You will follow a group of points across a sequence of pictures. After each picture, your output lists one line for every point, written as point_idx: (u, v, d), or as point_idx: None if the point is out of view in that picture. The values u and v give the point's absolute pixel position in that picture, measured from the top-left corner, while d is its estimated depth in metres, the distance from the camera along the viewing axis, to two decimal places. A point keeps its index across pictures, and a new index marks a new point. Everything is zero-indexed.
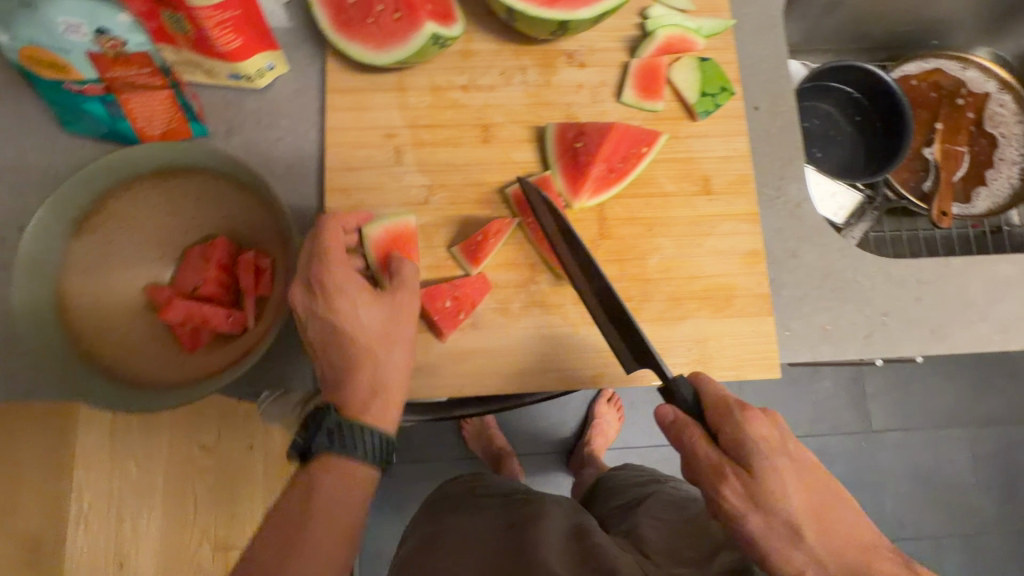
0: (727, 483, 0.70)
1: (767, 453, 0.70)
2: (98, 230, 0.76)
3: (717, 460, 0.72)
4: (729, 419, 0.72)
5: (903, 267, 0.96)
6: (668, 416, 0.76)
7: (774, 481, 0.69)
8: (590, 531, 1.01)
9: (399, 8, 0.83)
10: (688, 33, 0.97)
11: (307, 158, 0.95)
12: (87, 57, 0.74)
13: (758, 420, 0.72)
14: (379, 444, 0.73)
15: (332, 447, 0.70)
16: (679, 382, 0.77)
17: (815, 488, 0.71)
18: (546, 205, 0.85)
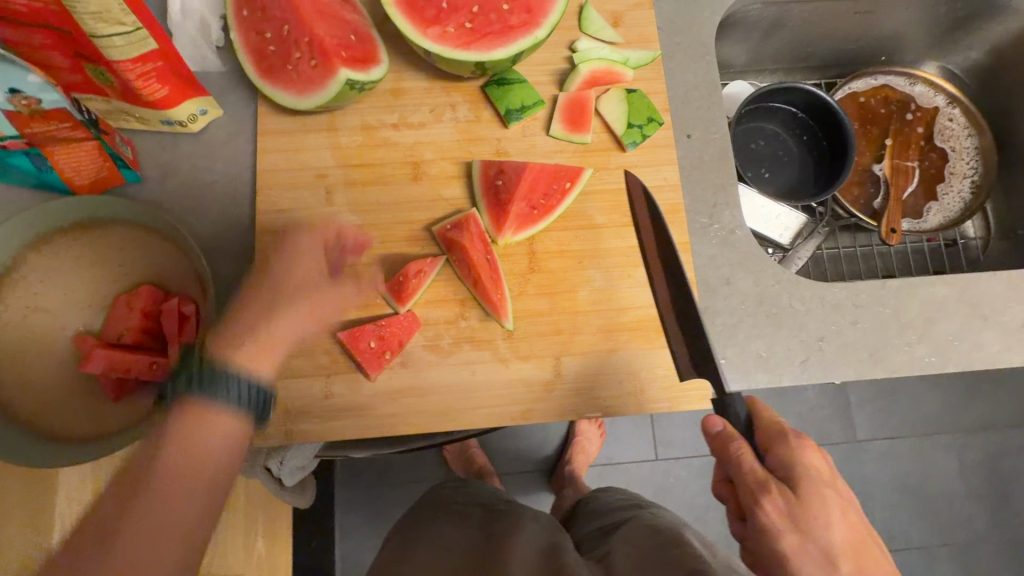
0: (768, 495, 0.68)
1: (816, 478, 0.69)
2: (19, 285, 0.78)
3: (762, 471, 0.69)
4: (781, 440, 0.71)
5: (838, 291, 0.96)
6: (715, 427, 0.74)
7: (822, 510, 0.67)
8: (555, 562, 0.91)
9: (316, 57, 0.85)
10: (615, 65, 0.98)
11: (240, 200, 0.95)
12: (3, 115, 0.73)
13: (813, 449, 0.71)
14: (242, 387, 0.67)
15: (192, 389, 0.65)
16: (734, 397, 0.76)
17: (852, 526, 0.69)
18: (644, 200, 0.89)
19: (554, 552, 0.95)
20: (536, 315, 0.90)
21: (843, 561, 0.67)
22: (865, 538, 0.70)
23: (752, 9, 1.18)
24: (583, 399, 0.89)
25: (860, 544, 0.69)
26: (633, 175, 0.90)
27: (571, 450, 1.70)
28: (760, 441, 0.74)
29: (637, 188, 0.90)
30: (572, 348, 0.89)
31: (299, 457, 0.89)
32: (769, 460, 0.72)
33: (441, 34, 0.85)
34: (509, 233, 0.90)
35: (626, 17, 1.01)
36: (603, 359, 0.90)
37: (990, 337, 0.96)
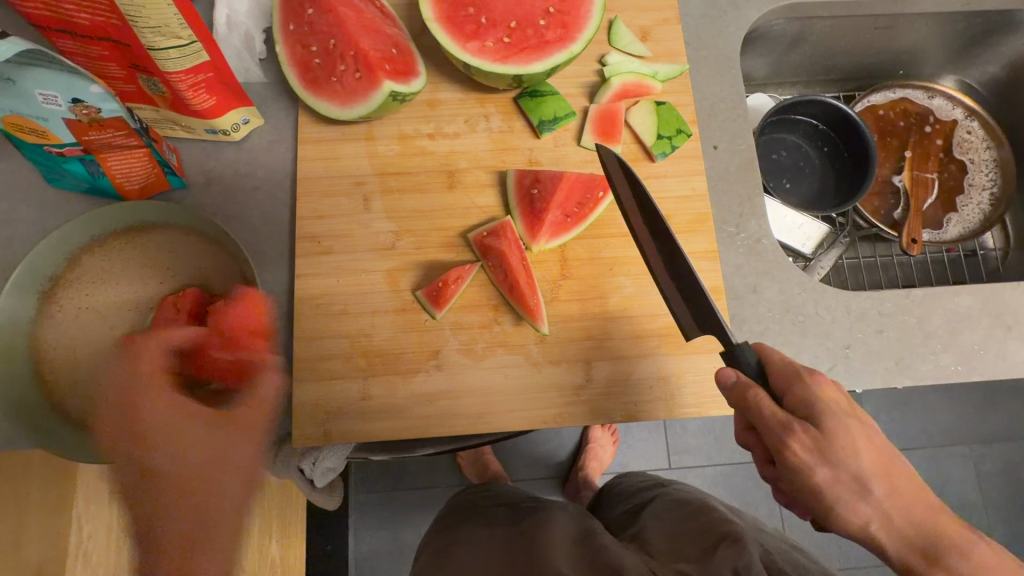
0: (793, 436, 0.69)
1: (835, 410, 0.70)
2: (72, 286, 0.81)
3: (783, 415, 0.70)
4: (797, 381, 0.73)
5: (864, 300, 0.98)
6: (730, 379, 0.76)
7: (844, 437, 0.68)
8: (594, 542, 0.96)
9: (360, 69, 0.89)
10: (644, 78, 1.00)
11: (280, 206, 0.98)
12: (64, 122, 0.78)
13: (825, 382, 0.72)
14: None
15: None
16: (742, 348, 0.78)
17: (883, 450, 0.70)
18: (618, 163, 0.85)
19: (589, 539, 0.98)
20: (567, 320, 0.92)
21: (878, 486, 0.68)
22: (897, 460, 0.70)
23: (775, 24, 1.21)
24: (613, 404, 0.90)
25: (902, 479, 0.69)
26: (608, 150, 0.85)
27: (585, 457, 1.71)
28: (775, 385, 0.75)
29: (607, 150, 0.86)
30: (602, 353, 0.91)
31: (333, 458, 0.90)
32: (787, 402, 0.73)
33: (481, 47, 0.89)
34: (543, 241, 0.93)
35: (654, 32, 1.04)
36: (633, 364, 0.91)
37: (1013, 347, 0.97)
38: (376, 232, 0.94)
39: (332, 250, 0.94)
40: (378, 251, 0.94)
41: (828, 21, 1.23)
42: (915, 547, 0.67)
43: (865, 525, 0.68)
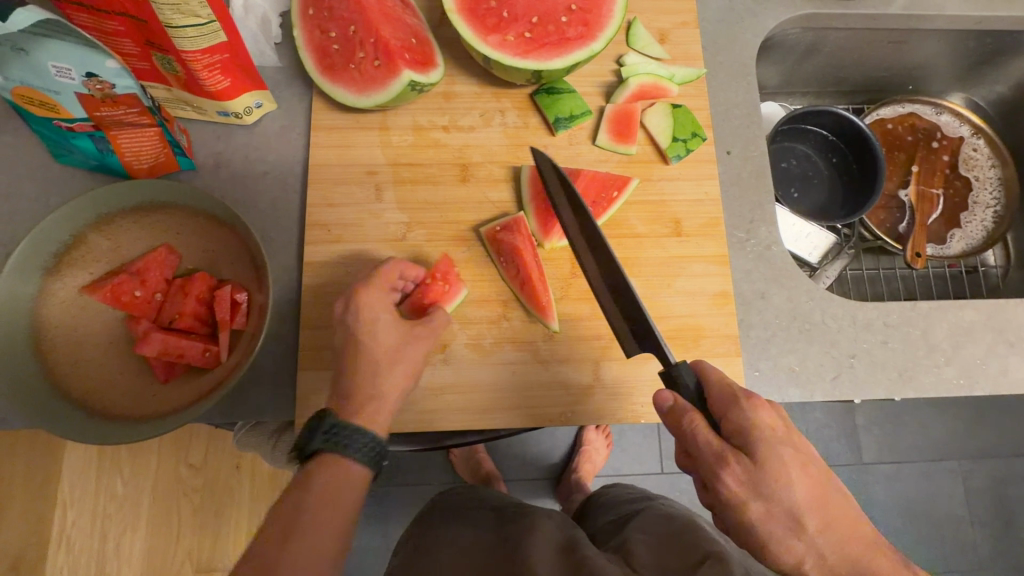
0: (726, 468, 0.69)
1: (770, 436, 0.69)
2: (76, 264, 0.80)
3: (716, 444, 0.70)
4: (734, 406, 0.72)
5: (870, 310, 0.99)
6: (667, 402, 0.75)
7: (776, 468, 0.68)
8: (577, 552, 0.96)
9: (379, 57, 0.88)
10: (661, 80, 1.00)
11: (290, 193, 0.97)
12: (76, 96, 0.77)
13: (764, 407, 0.71)
14: (355, 434, 0.73)
15: (330, 445, 0.72)
16: (680, 367, 0.77)
17: (816, 478, 0.70)
18: (552, 169, 0.88)
19: (573, 549, 0.98)
20: (576, 319, 0.92)
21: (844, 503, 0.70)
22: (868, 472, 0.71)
23: (790, 33, 1.21)
24: (618, 405, 0.90)
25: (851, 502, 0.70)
26: (541, 154, 0.88)
27: (579, 458, 1.71)
28: (713, 409, 0.74)
29: (543, 160, 0.89)
30: (610, 353, 0.91)
31: None
32: (724, 429, 0.72)
33: (501, 41, 0.88)
34: (556, 237, 0.93)
35: (672, 35, 1.04)
36: (640, 366, 0.91)
37: (1015, 363, 0.98)
38: (386, 223, 0.93)
39: (342, 239, 0.93)
40: (388, 241, 0.93)
41: (843, 33, 1.23)
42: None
43: (799, 564, 0.69)
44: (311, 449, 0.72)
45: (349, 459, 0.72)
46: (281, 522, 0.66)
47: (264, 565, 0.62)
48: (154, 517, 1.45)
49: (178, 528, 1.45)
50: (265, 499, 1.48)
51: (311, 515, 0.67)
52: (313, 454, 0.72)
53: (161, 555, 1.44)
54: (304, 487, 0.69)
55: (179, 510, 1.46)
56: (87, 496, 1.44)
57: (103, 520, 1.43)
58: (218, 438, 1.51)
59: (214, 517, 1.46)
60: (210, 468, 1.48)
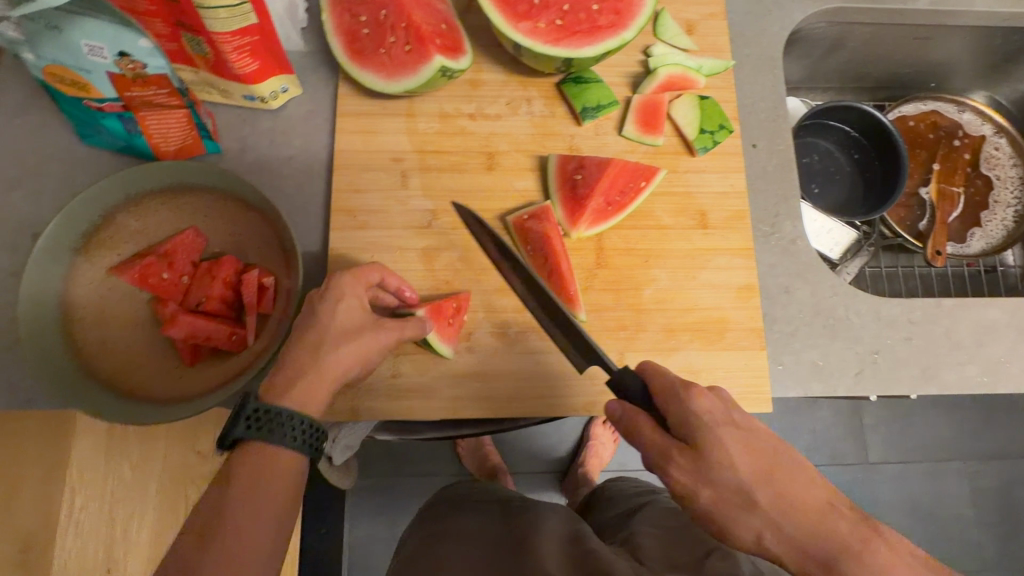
0: (673, 463, 0.68)
1: (708, 421, 0.68)
2: (105, 244, 0.80)
3: (661, 441, 0.70)
4: (673, 398, 0.70)
5: (894, 307, 0.98)
6: (617, 410, 0.74)
7: (719, 453, 0.67)
8: (585, 546, 0.97)
9: (411, 42, 0.87)
10: (690, 71, 1.00)
11: (315, 178, 0.96)
12: (107, 76, 0.76)
13: (704, 393, 0.70)
14: (280, 418, 0.66)
15: (255, 434, 0.65)
16: (622, 374, 0.76)
17: (764, 454, 0.67)
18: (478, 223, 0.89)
19: (580, 542, 0.98)
20: (601, 309, 0.91)
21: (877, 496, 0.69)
22: None
23: (816, 27, 1.20)
24: None
25: None
26: (462, 206, 0.89)
27: (587, 452, 1.70)
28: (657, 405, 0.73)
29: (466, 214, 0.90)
30: (634, 345, 0.91)
31: (352, 435, 0.90)
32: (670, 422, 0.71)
33: (533, 28, 0.87)
34: (582, 228, 0.92)
35: (700, 26, 1.03)
36: (663, 358, 0.91)
37: None
38: (412, 211, 0.93)
39: (368, 225, 0.93)
40: (413, 228, 0.93)
41: (869, 28, 1.22)
42: (817, 560, 0.64)
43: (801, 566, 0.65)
44: (232, 438, 0.65)
45: (279, 446, 0.66)
46: (205, 518, 0.62)
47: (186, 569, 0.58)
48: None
49: None
50: None
51: (242, 509, 0.62)
52: (234, 442, 0.66)
53: None
54: (228, 482, 0.64)
55: None
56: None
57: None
58: None
59: None
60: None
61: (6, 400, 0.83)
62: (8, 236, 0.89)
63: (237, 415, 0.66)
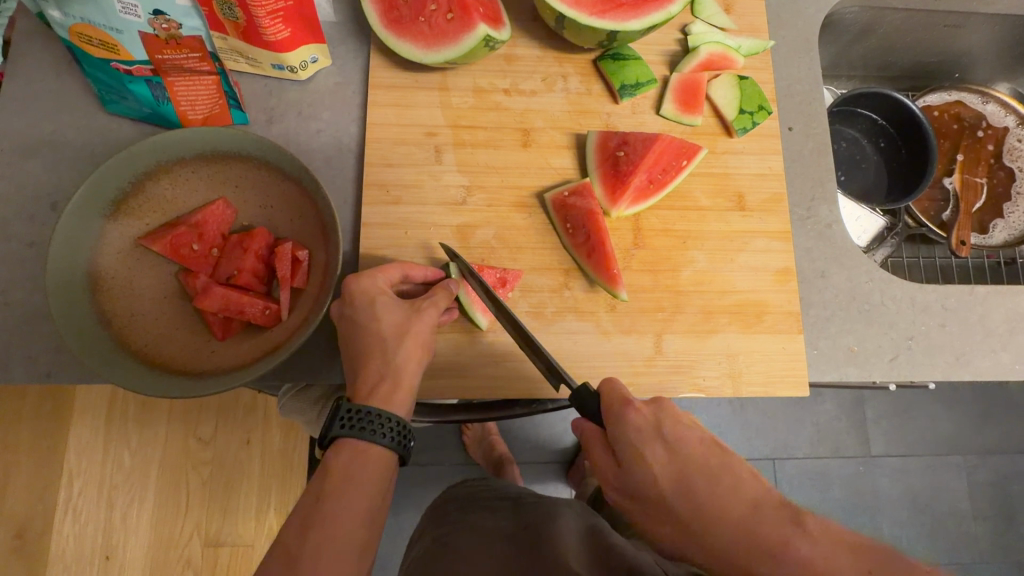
0: (611, 482, 0.70)
1: (637, 441, 0.67)
2: (134, 212, 0.77)
3: (604, 463, 0.71)
4: (610, 419, 0.70)
5: (929, 293, 0.98)
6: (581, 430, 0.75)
7: (640, 472, 0.67)
8: (605, 539, 0.97)
9: (453, 9, 0.85)
10: (729, 50, 0.98)
11: (345, 153, 0.93)
12: (139, 36, 0.73)
13: (638, 411, 0.69)
14: (374, 418, 0.68)
15: (349, 432, 0.68)
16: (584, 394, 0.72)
17: (689, 467, 0.66)
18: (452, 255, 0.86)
19: (599, 536, 0.99)
20: (638, 290, 0.90)
21: None
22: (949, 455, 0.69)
23: (849, 12, 1.19)
24: (680, 380, 0.88)
25: None
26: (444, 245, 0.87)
27: None
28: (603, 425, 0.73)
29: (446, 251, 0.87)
30: (672, 327, 0.89)
31: None
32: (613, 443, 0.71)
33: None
34: (622, 207, 0.90)
35: (738, 5, 1.02)
36: (700, 340, 0.89)
37: None
38: (446, 187, 0.91)
39: (400, 201, 0.90)
40: (447, 205, 0.90)
41: (900, 14, 1.21)
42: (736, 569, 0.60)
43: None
44: (329, 436, 0.68)
45: (373, 444, 0.68)
46: (304, 513, 0.64)
47: (290, 557, 0.61)
48: (163, 489, 1.35)
49: (187, 503, 1.36)
50: (274, 479, 1.40)
51: (340, 506, 0.64)
52: (332, 440, 0.68)
53: (169, 533, 1.34)
54: (324, 479, 0.66)
55: (188, 483, 1.37)
56: (94, 467, 1.34)
57: (108, 493, 1.33)
58: (230, 407, 1.41)
59: (225, 490, 1.38)
60: (220, 445, 1.40)
61: (25, 375, 0.80)
62: (24, 205, 0.85)
63: (333, 416, 0.69)
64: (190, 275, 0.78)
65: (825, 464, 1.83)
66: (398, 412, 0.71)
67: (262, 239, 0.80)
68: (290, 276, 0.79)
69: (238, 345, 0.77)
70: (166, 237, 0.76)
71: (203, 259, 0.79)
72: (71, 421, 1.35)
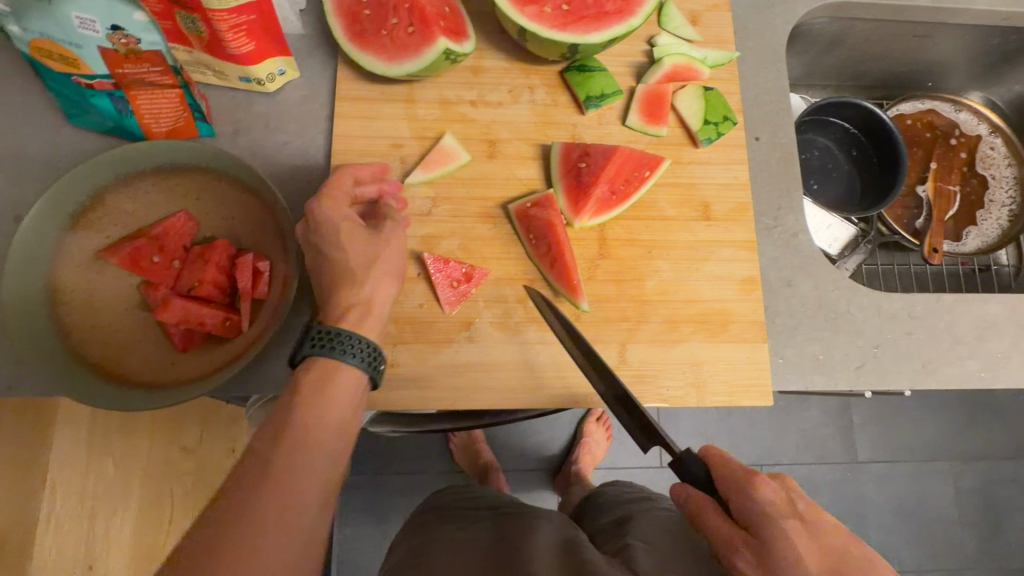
0: (738, 555, 0.67)
1: (772, 512, 0.67)
2: (93, 225, 0.77)
3: (726, 531, 0.70)
4: (735, 486, 0.70)
5: (895, 301, 0.98)
6: (683, 496, 0.75)
7: (783, 545, 0.64)
8: (579, 555, 0.93)
9: (414, 24, 0.86)
10: (694, 62, 0.99)
11: (312, 164, 0.94)
12: (99, 51, 0.74)
13: (766, 481, 0.69)
14: (344, 338, 0.69)
15: (319, 351, 0.68)
16: (688, 457, 0.76)
17: (835, 551, 0.64)
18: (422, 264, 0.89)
19: (574, 551, 0.95)
20: (604, 300, 0.90)
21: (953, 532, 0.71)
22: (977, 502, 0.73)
23: (817, 23, 1.20)
24: (645, 390, 0.88)
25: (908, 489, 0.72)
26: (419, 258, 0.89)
27: (580, 450, 1.69)
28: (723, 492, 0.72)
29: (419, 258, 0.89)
30: (636, 336, 0.89)
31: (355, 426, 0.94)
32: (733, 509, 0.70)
33: (538, 13, 0.86)
34: (585, 217, 0.91)
35: (704, 17, 1.03)
36: (665, 349, 0.90)
37: None
38: (412, 198, 0.91)
39: None
40: (413, 217, 0.91)
41: (868, 25, 1.22)
42: None
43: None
44: (299, 358, 0.69)
45: (340, 363, 0.68)
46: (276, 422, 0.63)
47: (264, 460, 0.59)
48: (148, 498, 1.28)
49: (172, 511, 1.29)
50: None
51: (316, 435, 0.63)
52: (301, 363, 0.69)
53: (151, 546, 1.25)
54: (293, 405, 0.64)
55: (172, 491, 1.31)
56: (70, 474, 1.21)
57: (91, 502, 1.22)
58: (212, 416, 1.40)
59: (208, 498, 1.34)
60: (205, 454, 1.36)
61: None
62: None
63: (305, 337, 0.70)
64: (150, 288, 0.78)
65: (810, 470, 1.83)
66: (367, 336, 0.72)
67: (222, 250, 0.79)
68: (252, 286, 0.79)
69: (198, 357, 0.77)
70: (123, 250, 0.76)
71: (164, 273, 0.78)
72: (51, 425, 1.23)
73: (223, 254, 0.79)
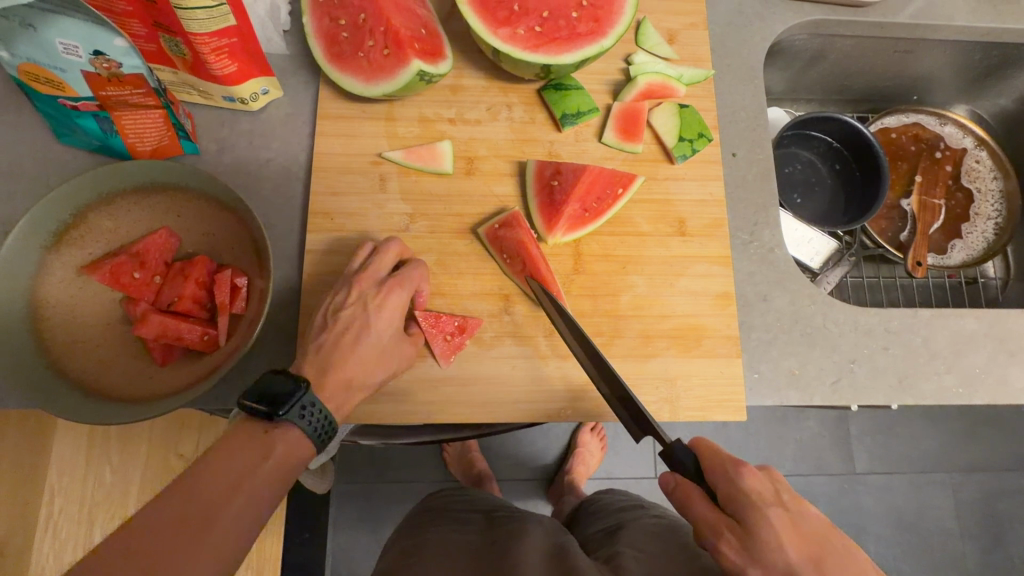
0: (724, 540, 0.67)
1: (757, 500, 0.67)
2: (75, 242, 0.79)
3: (713, 518, 0.69)
4: (722, 474, 0.70)
5: (871, 316, 0.98)
6: (671, 482, 0.74)
7: (767, 531, 0.65)
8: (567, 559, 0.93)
9: (390, 46, 0.88)
10: (670, 80, 1.00)
11: (293, 181, 0.96)
12: (82, 75, 0.76)
13: (753, 473, 0.69)
14: (325, 423, 0.70)
15: (299, 421, 0.67)
16: (678, 447, 0.74)
17: (812, 542, 0.65)
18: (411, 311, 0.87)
19: (563, 556, 0.94)
20: (578, 315, 0.91)
21: None
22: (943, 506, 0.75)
23: (797, 39, 1.21)
24: None
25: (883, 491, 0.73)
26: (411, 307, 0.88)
27: (573, 460, 1.68)
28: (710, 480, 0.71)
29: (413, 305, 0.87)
30: (611, 351, 0.90)
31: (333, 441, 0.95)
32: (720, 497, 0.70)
33: (512, 34, 0.88)
34: (559, 233, 0.92)
35: (681, 35, 1.04)
36: (639, 364, 0.90)
37: (1015, 373, 0.98)
38: (390, 214, 0.93)
39: (345, 228, 0.92)
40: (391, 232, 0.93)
41: (849, 41, 1.23)
42: None
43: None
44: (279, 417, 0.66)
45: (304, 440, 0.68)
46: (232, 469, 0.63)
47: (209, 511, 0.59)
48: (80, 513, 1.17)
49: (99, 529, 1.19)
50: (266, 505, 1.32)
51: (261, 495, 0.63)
52: (278, 423, 0.66)
53: None
54: (253, 457, 0.64)
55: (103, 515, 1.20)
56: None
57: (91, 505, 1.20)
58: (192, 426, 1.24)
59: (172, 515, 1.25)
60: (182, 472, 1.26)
61: None
62: None
63: (292, 394, 0.68)
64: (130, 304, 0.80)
65: (806, 481, 1.82)
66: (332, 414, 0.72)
67: (201, 266, 0.81)
68: (229, 301, 0.81)
69: (175, 372, 0.79)
70: (104, 266, 0.78)
71: (144, 288, 0.80)
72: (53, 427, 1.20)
73: (202, 271, 0.82)
